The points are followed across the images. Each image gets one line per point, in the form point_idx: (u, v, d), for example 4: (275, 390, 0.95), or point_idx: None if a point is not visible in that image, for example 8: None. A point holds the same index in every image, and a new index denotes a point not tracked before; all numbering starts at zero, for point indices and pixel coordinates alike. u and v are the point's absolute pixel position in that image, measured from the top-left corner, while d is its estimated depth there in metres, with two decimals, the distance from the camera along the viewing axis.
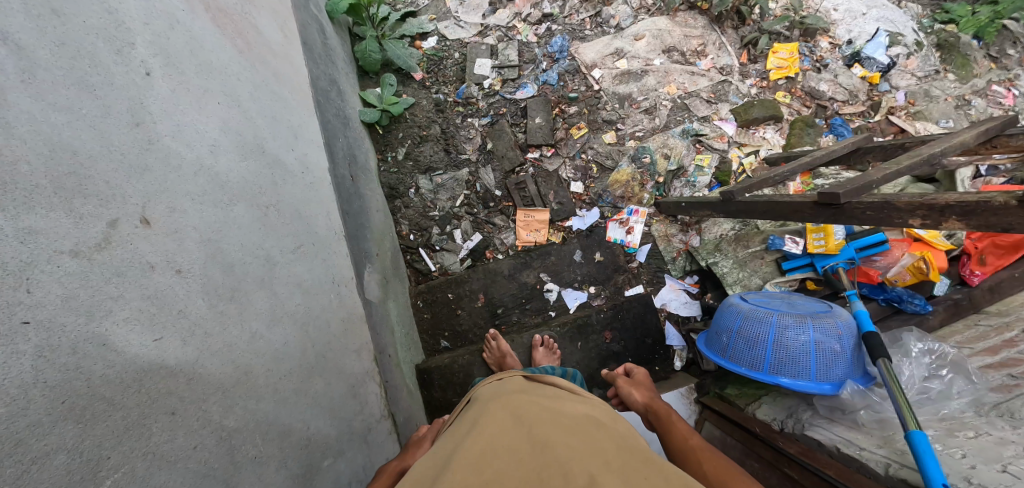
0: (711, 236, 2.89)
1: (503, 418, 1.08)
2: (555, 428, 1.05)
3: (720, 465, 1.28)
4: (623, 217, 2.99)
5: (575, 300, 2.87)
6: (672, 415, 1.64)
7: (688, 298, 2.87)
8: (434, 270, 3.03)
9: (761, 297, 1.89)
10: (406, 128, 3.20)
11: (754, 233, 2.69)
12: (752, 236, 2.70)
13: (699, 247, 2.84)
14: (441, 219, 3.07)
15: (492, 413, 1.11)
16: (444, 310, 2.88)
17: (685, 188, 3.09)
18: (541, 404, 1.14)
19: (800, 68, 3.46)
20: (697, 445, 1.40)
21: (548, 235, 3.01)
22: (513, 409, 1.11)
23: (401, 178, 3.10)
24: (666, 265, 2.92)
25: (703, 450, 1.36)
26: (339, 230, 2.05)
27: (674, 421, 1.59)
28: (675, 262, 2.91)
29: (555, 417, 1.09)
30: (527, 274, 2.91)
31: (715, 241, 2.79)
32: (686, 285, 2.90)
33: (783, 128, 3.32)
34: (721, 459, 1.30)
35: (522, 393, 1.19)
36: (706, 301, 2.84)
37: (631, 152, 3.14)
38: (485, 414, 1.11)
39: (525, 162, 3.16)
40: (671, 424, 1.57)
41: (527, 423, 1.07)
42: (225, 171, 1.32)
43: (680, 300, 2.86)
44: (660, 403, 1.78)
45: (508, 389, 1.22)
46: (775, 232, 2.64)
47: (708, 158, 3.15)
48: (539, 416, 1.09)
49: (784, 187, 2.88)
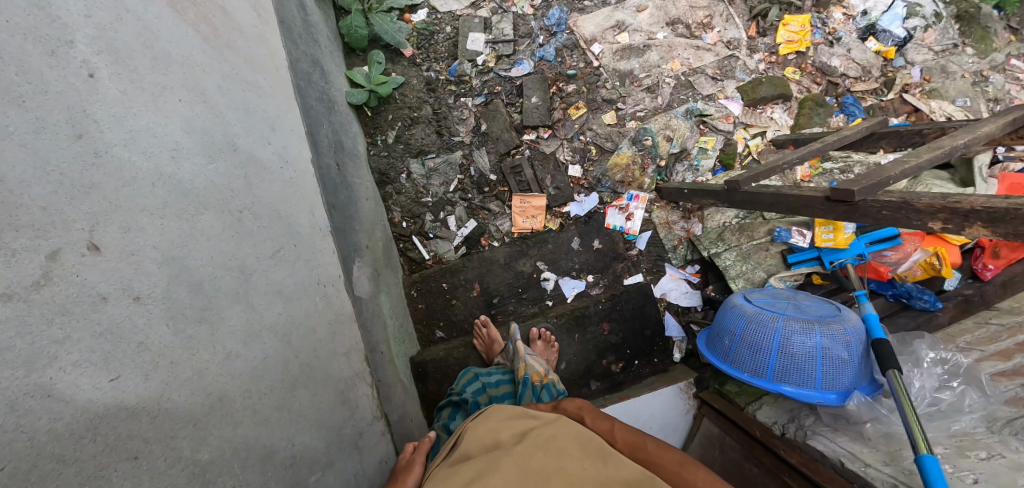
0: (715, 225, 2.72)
1: (507, 467, 0.98)
2: (563, 478, 0.96)
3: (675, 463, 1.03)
4: (623, 203, 2.86)
5: (573, 289, 2.80)
6: (580, 411, 1.23)
7: (689, 289, 2.71)
8: (428, 258, 2.94)
9: (766, 297, 1.79)
10: (397, 109, 3.06)
11: (760, 222, 2.43)
12: (757, 226, 2.44)
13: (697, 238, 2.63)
14: (435, 206, 2.98)
15: (493, 458, 1.01)
16: (439, 300, 2.83)
17: (688, 173, 2.92)
18: (543, 444, 1.04)
19: (812, 42, 3.30)
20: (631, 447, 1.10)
21: (545, 222, 2.91)
22: (517, 455, 1.01)
23: (392, 162, 2.99)
24: (667, 254, 2.77)
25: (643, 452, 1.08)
26: (325, 227, 1.97)
27: (592, 420, 1.19)
28: (676, 251, 2.76)
29: (561, 464, 0.99)
30: (523, 263, 2.83)
31: (718, 230, 2.61)
32: (687, 275, 2.74)
33: (791, 107, 3.16)
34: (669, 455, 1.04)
35: (520, 433, 1.09)
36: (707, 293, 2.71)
37: (631, 134, 2.97)
38: (486, 458, 1.01)
39: (521, 144, 3.04)
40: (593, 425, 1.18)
41: (532, 473, 0.97)
42: (190, 177, 1.20)
43: (681, 290, 2.71)
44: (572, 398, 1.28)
45: (508, 427, 1.11)
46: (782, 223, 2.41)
47: (712, 140, 2.98)
48: (544, 466, 0.99)
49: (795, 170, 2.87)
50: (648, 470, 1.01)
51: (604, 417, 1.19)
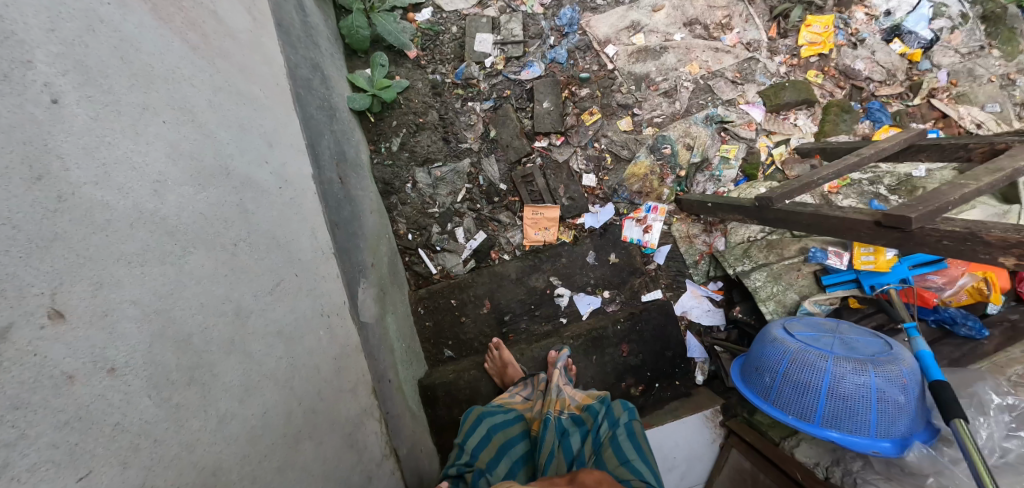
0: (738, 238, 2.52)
1: None
2: None
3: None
4: (641, 215, 2.71)
5: (589, 306, 2.65)
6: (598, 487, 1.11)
7: (712, 307, 2.56)
8: (435, 273, 2.79)
9: (807, 329, 1.64)
10: (401, 115, 2.90)
11: (791, 240, 2.28)
12: (787, 243, 2.29)
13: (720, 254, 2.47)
14: (442, 217, 2.83)
15: None
16: (448, 317, 2.68)
17: (709, 184, 2.79)
18: None
19: (835, 44, 3.15)
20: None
21: (558, 234, 2.76)
22: None
23: (397, 171, 2.84)
24: (688, 270, 2.63)
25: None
26: (327, 249, 1.82)
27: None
28: (697, 267, 2.61)
29: None
30: (536, 278, 2.69)
31: (744, 246, 2.40)
32: (710, 292, 2.59)
33: (815, 113, 3.02)
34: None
35: None
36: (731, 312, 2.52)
37: (649, 142, 2.81)
38: None
39: (533, 152, 2.88)
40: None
41: None
42: (177, 213, 1.06)
43: (703, 308, 2.56)
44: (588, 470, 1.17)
45: None
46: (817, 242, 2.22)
47: (734, 149, 2.82)
48: None
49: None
50: None
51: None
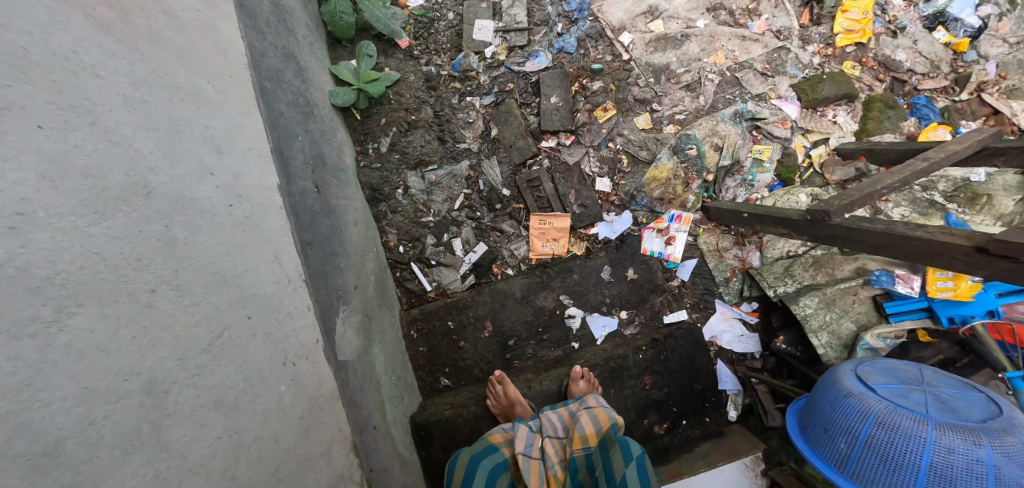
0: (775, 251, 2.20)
1: None
2: None
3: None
4: (663, 224, 2.37)
5: (604, 329, 2.32)
6: None
7: (745, 331, 2.22)
8: (430, 290, 2.46)
9: (886, 378, 1.33)
10: (391, 112, 2.58)
11: (844, 257, 1.95)
12: (840, 262, 1.95)
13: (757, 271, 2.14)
14: (437, 227, 2.51)
15: None
16: (444, 342, 2.36)
17: (740, 189, 2.39)
18: None
19: (873, 32, 2.83)
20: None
21: (569, 246, 2.43)
22: None
23: (386, 175, 2.51)
24: (718, 289, 2.28)
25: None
26: (296, 277, 1.50)
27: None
28: (729, 285, 2.26)
29: None
30: (544, 297, 2.36)
31: (786, 262, 2.09)
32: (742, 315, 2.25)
33: (855, 109, 2.70)
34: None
35: None
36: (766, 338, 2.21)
37: (671, 142, 2.46)
38: None
39: (539, 153, 2.55)
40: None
41: None
42: (50, 257, 0.77)
43: (735, 333, 2.22)
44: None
45: None
46: (876, 261, 1.88)
47: (768, 149, 2.44)
48: None
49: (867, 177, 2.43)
50: None
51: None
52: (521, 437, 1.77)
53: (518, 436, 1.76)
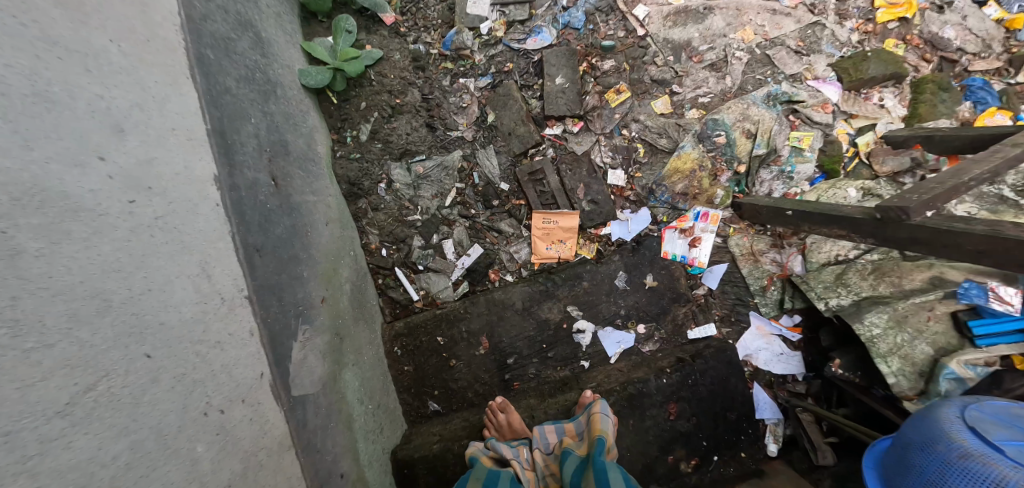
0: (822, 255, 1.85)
1: None
2: None
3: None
4: (686, 223, 2.04)
5: (619, 346, 1.98)
6: None
7: (787, 349, 1.88)
8: (417, 300, 2.13)
9: (1004, 425, 1.01)
10: (372, 95, 2.24)
11: (912, 265, 1.59)
12: (909, 269, 1.60)
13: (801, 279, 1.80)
14: (425, 226, 2.18)
15: None
16: (432, 360, 2.02)
17: (777, 183, 2.04)
18: None
19: (918, 6, 2.48)
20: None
21: (577, 248, 2.09)
22: None
23: (366, 167, 2.17)
24: (753, 299, 1.94)
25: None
26: (234, 294, 1.18)
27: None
28: (766, 295, 1.92)
29: None
30: (549, 308, 2.02)
31: (838, 270, 1.75)
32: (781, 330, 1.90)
33: (903, 92, 2.35)
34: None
35: None
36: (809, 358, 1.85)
37: (696, 128, 2.12)
38: None
39: (542, 142, 2.22)
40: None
41: None
42: None
43: (774, 352, 1.88)
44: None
45: None
46: (956, 271, 1.52)
47: (808, 136, 2.09)
48: None
49: (924, 168, 2.07)
50: None
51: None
52: (505, 451, 1.56)
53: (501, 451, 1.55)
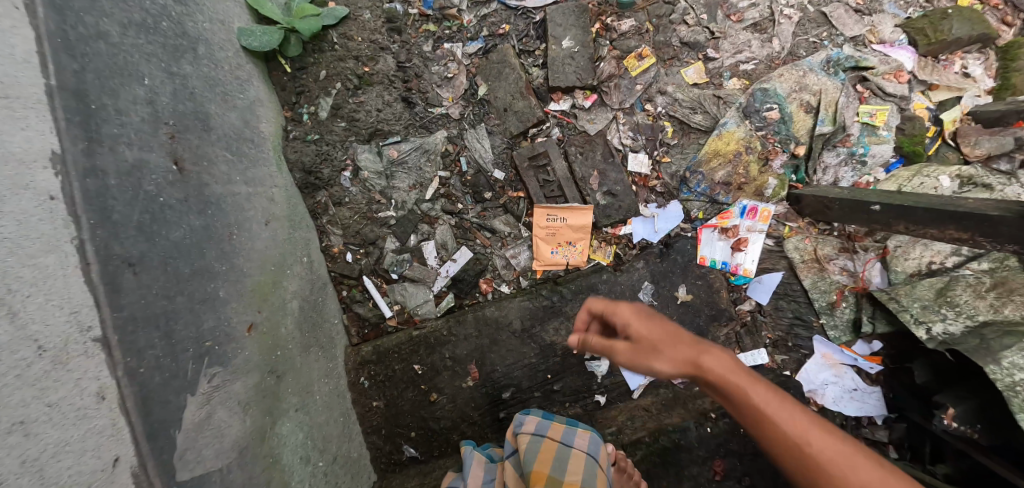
0: (913, 263, 1.43)
1: None
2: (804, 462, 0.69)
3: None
4: (730, 222, 1.60)
5: (644, 376, 1.56)
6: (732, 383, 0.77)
7: (863, 384, 1.45)
8: (390, 316, 1.71)
9: None
10: (335, 61, 1.80)
11: None
12: None
13: (887, 295, 1.38)
14: (400, 225, 1.75)
15: None
16: (407, 395, 1.60)
17: (845, 168, 1.62)
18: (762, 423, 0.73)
19: None
20: (730, 392, 0.77)
21: (590, 253, 1.68)
22: None
23: (325, 151, 1.74)
24: (818, 319, 1.51)
25: (814, 451, 0.68)
26: (66, 340, 0.75)
27: (636, 326, 0.92)
28: (835, 315, 1.50)
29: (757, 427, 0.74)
30: (555, 329, 1.60)
31: (941, 283, 1.33)
32: (856, 360, 1.46)
33: (990, 59, 1.86)
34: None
35: None
36: (890, 397, 1.43)
37: (742, 100, 1.68)
38: None
39: (546, 119, 1.78)
40: (664, 370, 0.84)
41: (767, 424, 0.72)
42: None
43: (846, 387, 1.45)
44: (614, 304, 0.98)
45: None
46: None
47: (882, 111, 1.66)
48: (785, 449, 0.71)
49: None
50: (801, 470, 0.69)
51: (668, 319, 0.92)
52: (473, 469, 1.22)
53: (468, 469, 1.22)
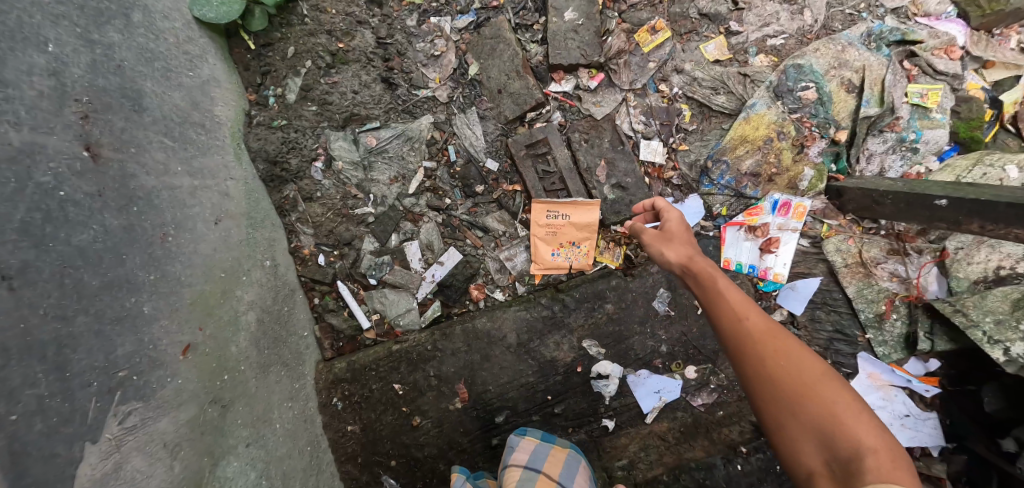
0: (979, 269, 1.23)
1: None
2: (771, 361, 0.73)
3: (846, 442, 0.64)
4: (759, 219, 1.39)
5: (659, 397, 1.36)
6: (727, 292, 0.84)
7: (915, 409, 1.25)
8: (368, 327, 1.50)
9: None
10: (305, 36, 1.57)
11: None
12: None
13: (952, 308, 1.18)
14: (380, 224, 1.54)
15: None
16: (385, 419, 1.39)
17: (892, 156, 1.41)
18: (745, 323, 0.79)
19: None
20: (709, 288, 0.86)
21: (596, 255, 1.48)
22: None
23: (293, 138, 1.52)
24: (864, 334, 1.30)
25: (777, 354, 0.73)
26: None
27: (674, 224, 1.03)
28: (884, 330, 1.28)
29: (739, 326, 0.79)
30: (556, 342, 1.39)
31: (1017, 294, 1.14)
32: (907, 381, 1.26)
33: None
34: (875, 466, 0.61)
35: None
36: (947, 422, 1.24)
37: (772, 79, 1.45)
38: None
39: (546, 102, 1.56)
40: (669, 257, 0.97)
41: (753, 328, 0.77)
42: None
43: (895, 413, 1.26)
44: (667, 203, 1.08)
45: None
46: None
47: (936, 91, 1.44)
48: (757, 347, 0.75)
49: None
50: (760, 367, 0.74)
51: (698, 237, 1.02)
52: None
53: None
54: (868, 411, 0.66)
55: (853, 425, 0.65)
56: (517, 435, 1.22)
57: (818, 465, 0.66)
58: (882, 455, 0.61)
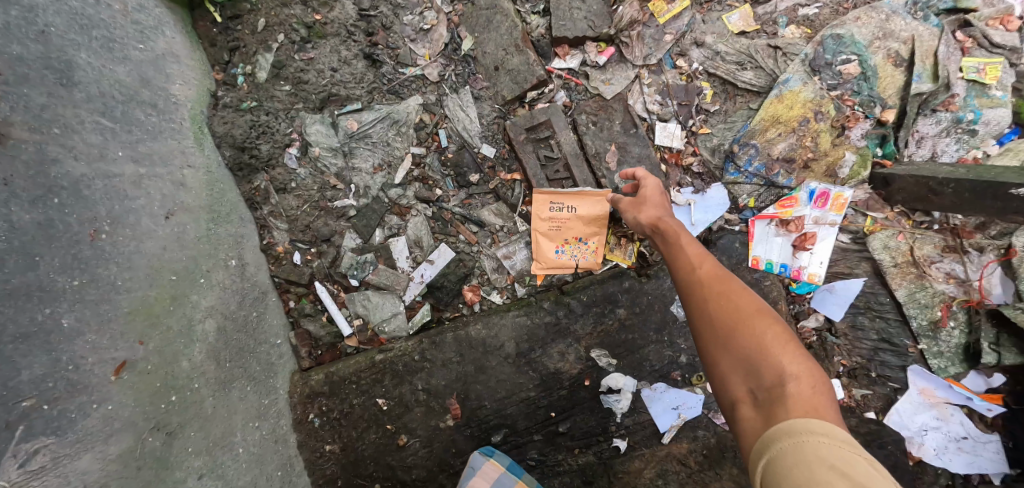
0: None
1: None
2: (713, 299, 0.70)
3: (771, 370, 0.61)
4: (794, 212, 1.22)
5: (679, 414, 1.20)
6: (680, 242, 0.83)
7: (975, 431, 1.11)
8: (350, 333, 1.35)
9: None
10: (276, 7, 1.39)
11: None
12: None
13: None
14: (362, 218, 1.38)
15: None
16: (369, 437, 1.24)
17: (947, 138, 1.24)
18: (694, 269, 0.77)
19: None
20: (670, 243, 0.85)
21: (606, 252, 1.31)
22: None
23: (263, 122, 1.35)
24: (920, 343, 1.15)
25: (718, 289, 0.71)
26: None
27: (650, 189, 1.03)
28: (945, 339, 1.14)
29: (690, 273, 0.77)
30: (561, 352, 1.23)
31: None
32: (965, 398, 1.12)
33: None
34: (800, 390, 0.56)
35: None
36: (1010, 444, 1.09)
37: (809, 52, 1.27)
38: None
39: (548, 81, 1.38)
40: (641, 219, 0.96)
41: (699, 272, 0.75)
42: None
43: (951, 434, 1.12)
44: (647, 173, 1.06)
45: None
46: None
47: (994, 65, 1.26)
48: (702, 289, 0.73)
49: None
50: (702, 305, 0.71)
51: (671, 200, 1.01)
52: None
53: None
54: (801, 347, 0.63)
55: (781, 354, 0.61)
56: (483, 455, 1.16)
57: (742, 393, 0.62)
58: (805, 380, 0.58)
